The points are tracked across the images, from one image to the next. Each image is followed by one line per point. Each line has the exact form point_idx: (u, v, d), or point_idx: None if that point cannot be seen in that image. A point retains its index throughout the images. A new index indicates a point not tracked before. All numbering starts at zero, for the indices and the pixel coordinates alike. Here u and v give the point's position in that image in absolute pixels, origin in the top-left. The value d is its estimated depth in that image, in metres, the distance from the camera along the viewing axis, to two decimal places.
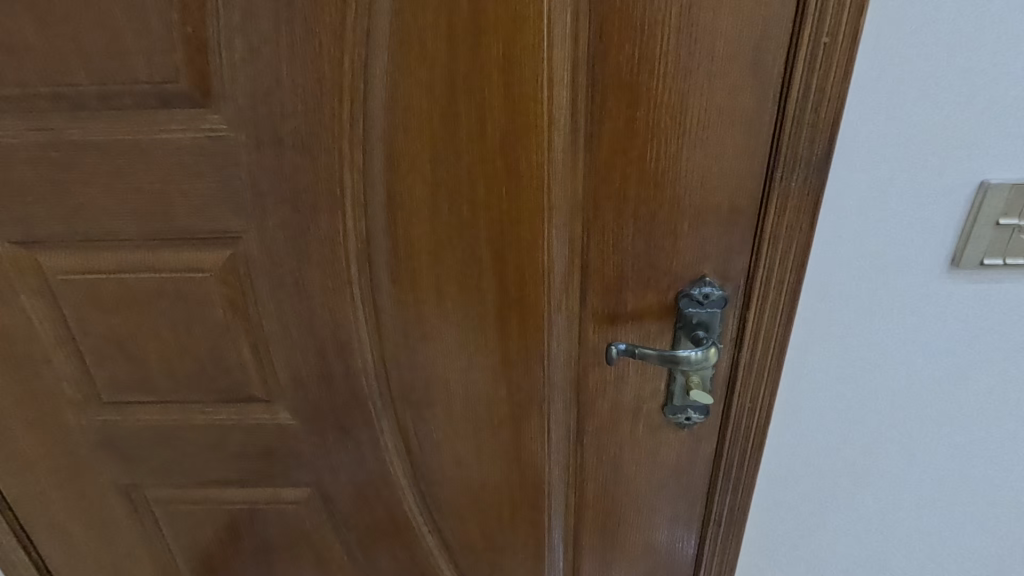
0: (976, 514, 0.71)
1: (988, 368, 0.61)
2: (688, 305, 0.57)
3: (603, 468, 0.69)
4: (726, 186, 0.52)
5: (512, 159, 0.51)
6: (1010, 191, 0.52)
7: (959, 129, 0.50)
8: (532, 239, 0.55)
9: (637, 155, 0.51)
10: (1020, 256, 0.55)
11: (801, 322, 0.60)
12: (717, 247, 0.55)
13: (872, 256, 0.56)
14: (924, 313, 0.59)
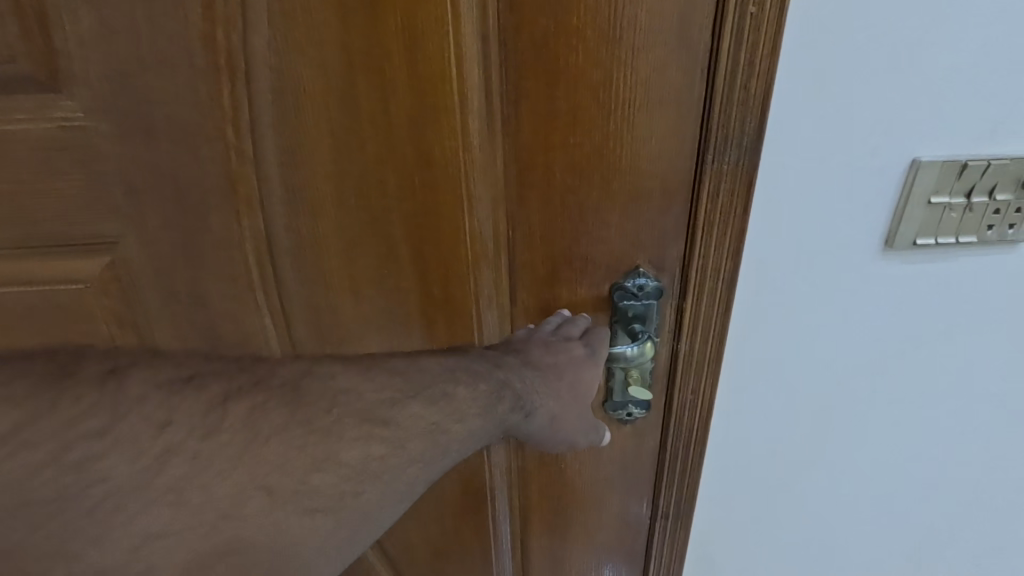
0: (914, 489, 0.72)
1: (923, 346, 0.61)
2: (623, 298, 0.53)
3: (547, 467, 0.66)
4: (657, 172, 0.48)
5: (423, 145, 0.47)
6: (941, 168, 0.51)
7: (892, 106, 0.48)
8: (452, 231, 0.50)
9: (560, 139, 0.47)
10: (952, 234, 0.54)
11: (740, 309, 0.58)
12: (652, 236, 0.51)
13: (807, 240, 0.54)
14: (860, 295, 0.58)
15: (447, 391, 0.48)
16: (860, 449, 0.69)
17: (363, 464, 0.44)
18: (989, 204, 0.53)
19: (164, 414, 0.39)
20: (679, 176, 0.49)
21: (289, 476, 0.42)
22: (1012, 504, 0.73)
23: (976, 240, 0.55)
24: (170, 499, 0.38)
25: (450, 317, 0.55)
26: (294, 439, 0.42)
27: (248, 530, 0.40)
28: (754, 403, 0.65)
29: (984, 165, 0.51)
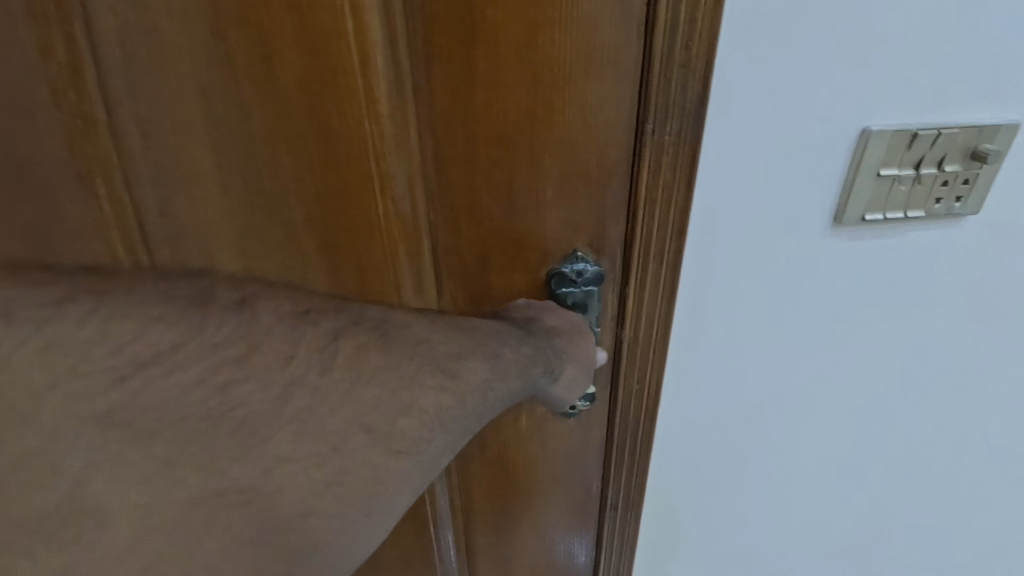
0: (859, 468, 0.72)
1: (870, 325, 0.59)
2: (561, 284, 0.49)
3: (489, 464, 0.62)
4: (593, 143, 0.43)
5: (318, 112, 0.40)
6: (891, 138, 0.48)
7: (841, 70, 0.45)
8: (361, 213, 0.44)
9: (480, 104, 0.41)
10: (901, 208, 0.52)
11: (686, 291, 0.55)
12: (590, 215, 0.46)
13: (754, 217, 0.51)
14: (809, 273, 0.55)
15: (495, 349, 0.44)
16: (807, 428, 0.68)
17: (435, 415, 0.41)
18: (938, 176, 0.50)
19: (289, 349, 0.37)
20: (617, 147, 0.43)
21: (384, 415, 0.39)
22: (953, 475, 0.74)
23: (924, 214, 0.53)
24: (292, 428, 0.37)
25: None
26: (385, 396, 0.40)
27: (347, 462, 0.39)
28: (702, 388, 0.62)
29: (934, 135, 0.48)
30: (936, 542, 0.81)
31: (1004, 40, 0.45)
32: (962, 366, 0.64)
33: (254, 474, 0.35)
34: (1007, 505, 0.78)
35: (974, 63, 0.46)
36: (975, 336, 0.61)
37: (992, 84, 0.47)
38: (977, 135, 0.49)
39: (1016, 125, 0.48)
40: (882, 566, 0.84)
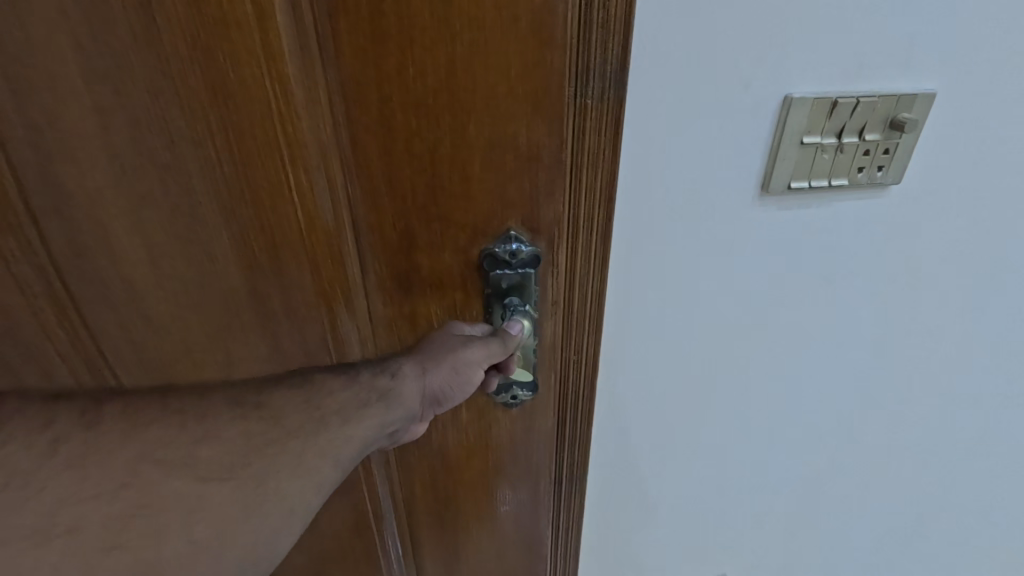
0: (791, 435, 0.75)
1: (800, 295, 0.61)
2: (494, 267, 0.46)
3: (427, 449, 0.61)
4: (522, 111, 0.39)
5: (212, 71, 0.37)
6: (812, 106, 0.48)
7: (758, 37, 0.45)
8: (270, 183, 0.41)
9: (394, 66, 0.37)
10: (825, 176, 0.53)
11: (620, 262, 0.55)
12: (523, 194, 0.43)
13: (681, 185, 0.51)
14: (741, 242, 0.56)
15: (312, 376, 0.43)
16: (741, 397, 0.70)
17: (237, 448, 0.38)
18: (860, 144, 0.51)
19: (48, 414, 0.34)
20: (548, 116, 0.40)
21: (169, 454, 0.35)
22: (879, 439, 0.78)
23: (848, 182, 0.53)
24: (71, 470, 0.33)
25: (285, 286, 0.46)
26: (177, 424, 0.36)
27: (148, 494, 0.34)
28: (640, 359, 0.63)
29: (853, 103, 0.49)
30: (866, 502, 0.86)
31: (918, 7, 0.45)
32: (887, 334, 0.66)
33: (39, 515, 0.32)
34: (930, 464, 0.82)
35: (892, 31, 0.46)
36: (898, 304, 0.63)
37: (909, 52, 0.47)
38: (896, 103, 0.49)
39: (932, 94, 0.49)
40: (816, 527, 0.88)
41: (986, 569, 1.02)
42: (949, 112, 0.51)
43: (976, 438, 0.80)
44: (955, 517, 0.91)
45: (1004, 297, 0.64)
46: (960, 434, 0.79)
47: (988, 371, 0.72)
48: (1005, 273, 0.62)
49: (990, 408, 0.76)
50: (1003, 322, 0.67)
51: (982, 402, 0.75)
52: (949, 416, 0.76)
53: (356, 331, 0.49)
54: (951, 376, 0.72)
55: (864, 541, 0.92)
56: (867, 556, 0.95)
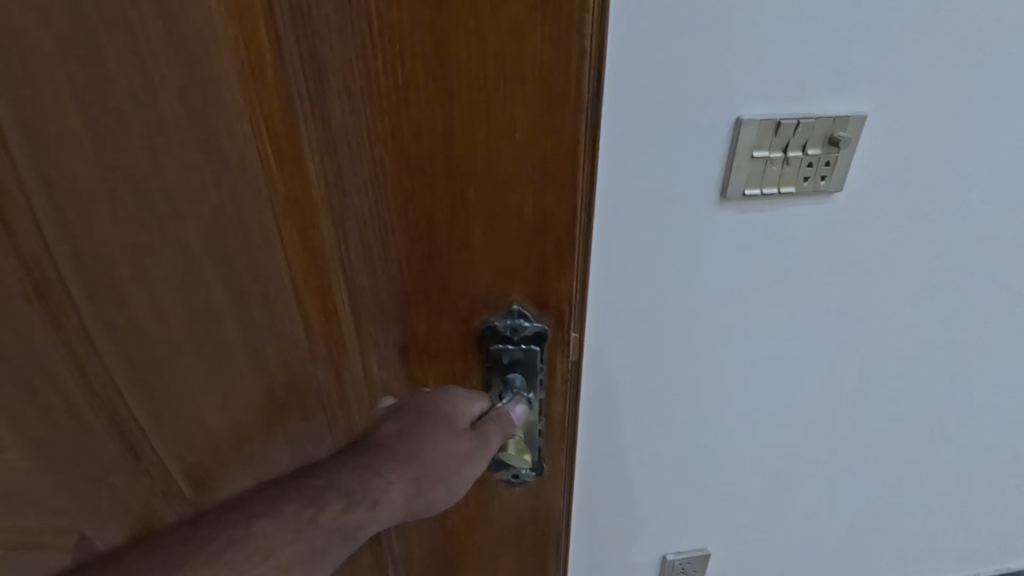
0: (766, 432, 0.81)
1: (761, 292, 0.68)
2: (495, 341, 0.47)
3: (432, 533, 0.58)
4: (523, 182, 0.40)
5: (220, 123, 0.37)
6: (759, 127, 0.56)
7: (710, 73, 0.54)
8: (267, 231, 0.42)
9: (392, 133, 0.38)
10: (775, 184, 0.60)
11: (604, 259, 0.63)
12: (528, 264, 0.44)
13: (653, 192, 0.60)
14: (705, 240, 0.63)
15: (281, 504, 0.42)
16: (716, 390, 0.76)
17: None
18: (803, 158, 0.58)
19: None
20: (550, 185, 0.41)
21: None
22: (851, 430, 0.83)
23: (795, 189, 0.61)
24: None
25: (286, 337, 0.47)
26: None
27: None
28: (623, 352, 0.70)
29: (795, 122, 0.56)
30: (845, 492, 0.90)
31: (843, 43, 0.53)
32: (847, 327, 0.72)
33: None
34: (901, 454, 0.87)
35: (823, 56, 0.54)
36: (854, 300, 0.70)
37: (839, 74, 0.55)
38: (832, 124, 0.57)
39: (863, 116, 0.57)
40: (799, 519, 0.93)
41: (957, 558, 1.06)
42: (880, 130, 0.58)
43: (943, 427, 0.85)
44: (932, 506, 0.96)
45: (950, 290, 0.71)
46: (927, 423, 0.84)
47: (945, 361, 0.78)
48: (949, 268, 0.69)
49: (948, 398, 0.82)
50: (954, 314, 0.73)
51: (944, 391, 0.81)
52: (914, 406, 0.82)
53: (361, 385, 0.50)
54: (911, 367, 0.77)
55: (846, 531, 0.97)
56: (852, 547, 0.99)
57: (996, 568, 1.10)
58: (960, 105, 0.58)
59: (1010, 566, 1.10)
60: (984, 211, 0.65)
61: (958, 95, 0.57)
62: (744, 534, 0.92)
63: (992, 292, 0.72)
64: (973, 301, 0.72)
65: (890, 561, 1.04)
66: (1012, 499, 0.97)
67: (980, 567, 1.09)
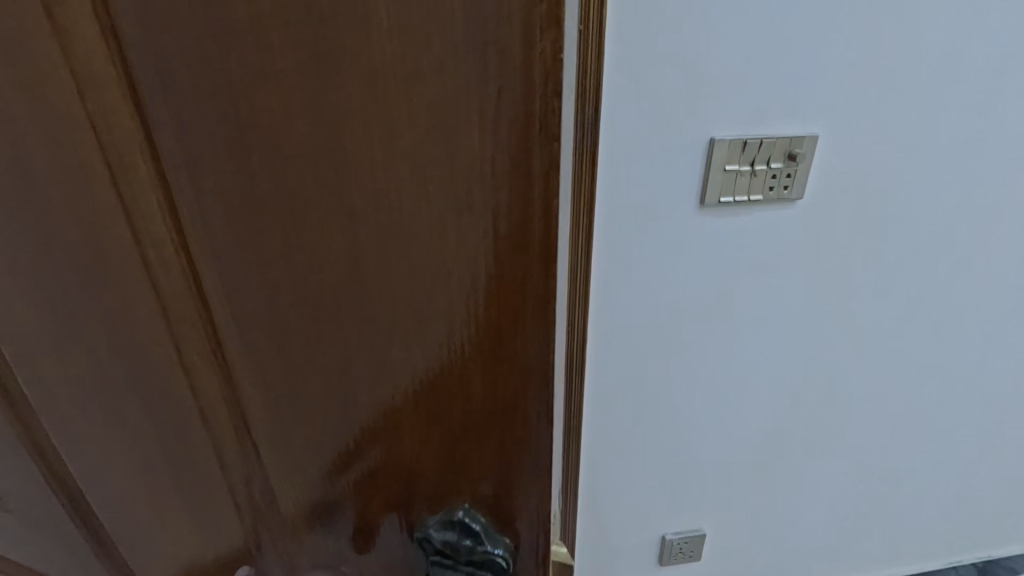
0: (753, 422, 0.88)
1: (739, 290, 0.74)
2: (431, 554, 0.33)
3: None
4: (468, 353, 0.27)
5: (78, 235, 0.27)
6: (730, 145, 0.63)
7: (687, 101, 0.61)
8: (153, 351, 0.31)
9: (278, 253, 0.25)
10: (745, 193, 0.67)
11: (601, 265, 0.70)
12: (479, 462, 0.30)
13: (640, 203, 0.66)
14: (687, 247, 0.70)
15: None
16: (704, 383, 0.82)
17: None
18: (768, 171, 0.65)
19: None
20: (500, 362, 0.27)
21: None
22: (828, 415, 0.89)
23: (762, 198, 0.68)
24: None
25: (201, 482, 0.36)
26: None
27: None
28: (620, 350, 0.76)
29: (759, 141, 0.63)
30: (826, 475, 0.96)
31: (801, 71, 0.61)
32: (817, 317, 0.79)
33: None
34: (876, 439, 0.93)
35: (779, 80, 0.61)
36: (820, 292, 0.77)
37: (796, 94, 0.62)
38: (790, 142, 0.64)
39: (815, 136, 0.64)
40: (785, 502, 0.98)
41: (930, 550, 1.12)
42: (832, 146, 0.66)
43: (912, 413, 0.91)
44: (908, 491, 1.01)
45: (906, 286, 0.78)
46: (898, 410, 0.91)
47: (909, 351, 0.84)
48: (902, 266, 0.76)
49: (915, 388, 0.89)
50: (912, 307, 0.80)
51: (911, 379, 0.88)
52: (885, 393, 0.88)
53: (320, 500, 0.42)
54: (878, 356, 0.84)
55: (830, 515, 1.02)
56: (836, 531, 1.04)
57: (975, 556, 1.15)
58: (901, 121, 0.65)
59: (988, 555, 1.15)
60: (927, 216, 0.72)
61: (898, 114, 0.65)
62: (734, 516, 0.98)
63: (944, 288, 0.79)
64: (928, 295, 0.79)
65: (873, 548, 1.09)
66: (981, 484, 1.03)
67: (952, 560, 1.15)
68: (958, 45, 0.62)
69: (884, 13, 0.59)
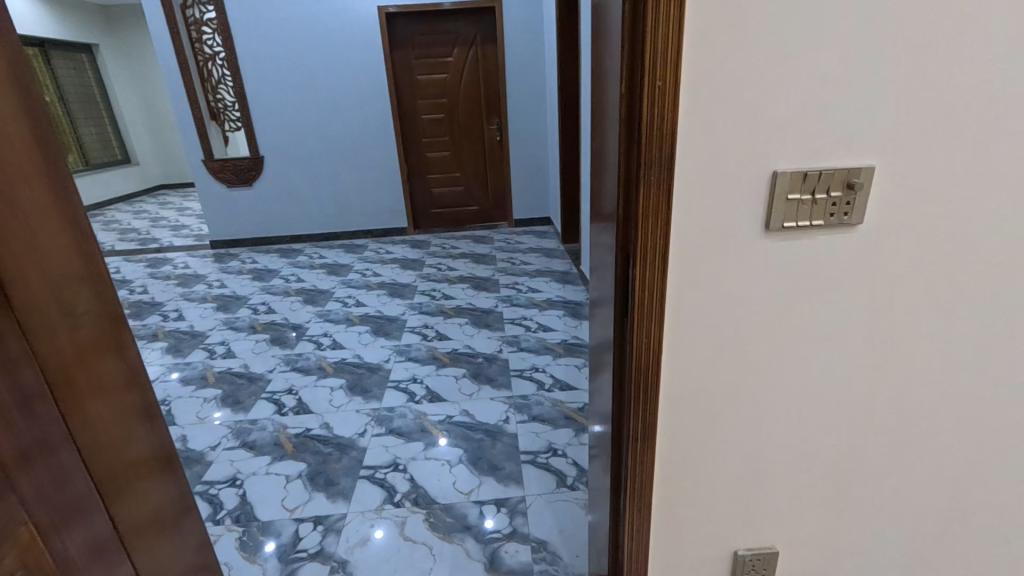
0: (824, 440, 0.90)
1: (804, 308, 0.79)
2: None
3: None
4: None
5: None
6: (793, 175, 0.70)
7: (752, 141, 0.68)
8: None
9: None
10: (808, 219, 0.73)
11: (676, 287, 0.75)
12: None
13: (710, 229, 0.72)
14: (754, 268, 0.75)
15: None
16: (775, 399, 0.85)
17: None
18: (829, 199, 0.72)
19: None
20: None
21: None
22: (905, 434, 0.90)
23: (824, 223, 0.74)
24: None
25: None
26: None
27: None
28: (692, 368, 0.81)
29: (818, 172, 0.70)
30: (905, 497, 0.96)
31: (853, 110, 0.68)
32: (888, 334, 0.82)
33: None
34: (959, 461, 0.93)
35: (831, 123, 0.68)
36: (885, 312, 0.80)
37: (856, 127, 0.69)
38: (848, 172, 0.71)
39: (873, 166, 0.71)
40: (864, 522, 0.98)
41: None
42: (889, 175, 0.72)
43: (997, 437, 0.91)
44: (995, 519, 0.99)
45: (978, 305, 0.80)
46: (980, 432, 0.90)
47: (988, 371, 0.85)
48: (970, 286, 0.79)
49: (993, 409, 0.89)
50: (987, 327, 0.82)
51: (992, 402, 0.88)
52: (965, 414, 0.89)
53: None
54: (955, 375, 0.85)
55: (914, 540, 1.00)
56: (920, 558, 1.02)
57: None
58: (957, 147, 0.71)
59: None
60: (985, 238, 0.76)
61: (947, 145, 0.71)
62: (812, 535, 0.98)
63: (1017, 310, 0.81)
64: (998, 317, 0.81)
65: None
66: None
67: None
68: (1010, 80, 0.68)
69: (925, 59, 0.66)
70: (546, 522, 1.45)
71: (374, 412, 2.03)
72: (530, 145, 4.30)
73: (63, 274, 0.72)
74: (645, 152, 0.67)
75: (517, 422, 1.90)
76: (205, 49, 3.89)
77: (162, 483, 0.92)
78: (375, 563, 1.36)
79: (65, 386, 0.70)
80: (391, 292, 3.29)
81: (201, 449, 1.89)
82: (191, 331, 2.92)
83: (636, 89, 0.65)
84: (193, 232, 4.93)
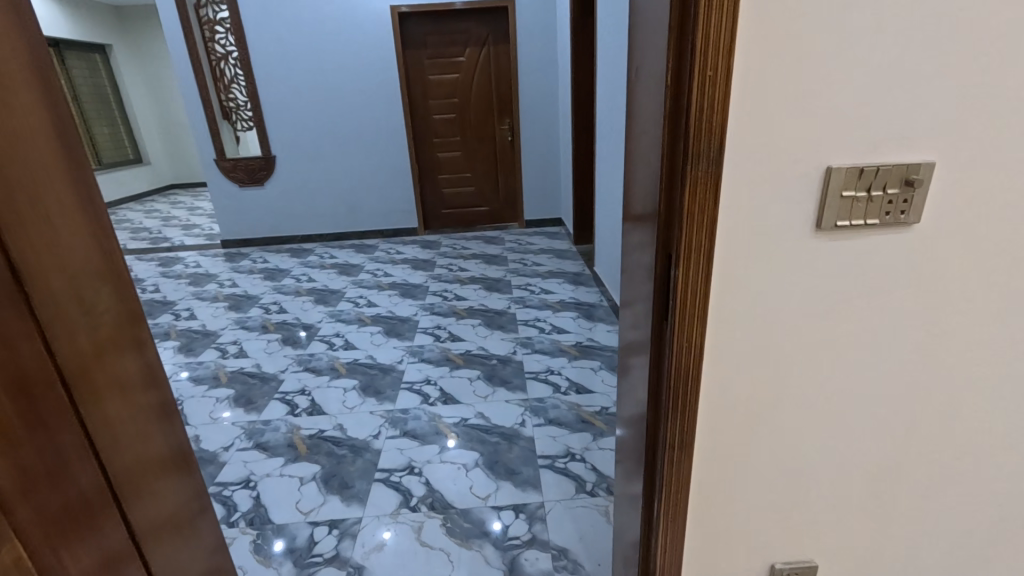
0: (868, 449, 0.86)
1: (853, 311, 0.75)
2: None
3: None
4: None
5: None
6: (848, 170, 0.66)
7: (804, 135, 0.65)
8: None
9: None
10: (861, 217, 0.69)
11: (720, 288, 0.72)
12: None
13: (758, 228, 0.69)
14: (802, 268, 0.72)
15: None
16: (818, 406, 0.82)
17: None
18: (884, 196, 0.68)
19: None
20: None
21: None
22: (954, 444, 0.86)
23: (878, 222, 0.70)
24: None
25: None
26: None
27: None
28: (733, 373, 0.78)
29: (875, 168, 0.67)
30: (951, 508, 0.92)
31: (913, 104, 0.64)
32: (941, 339, 0.78)
33: None
34: (1010, 472, 0.89)
35: (889, 117, 0.65)
36: (938, 316, 0.76)
37: (915, 122, 0.65)
38: (906, 169, 0.67)
39: (931, 162, 0.67)
40: (906, 535, 0.94)
41: None
42: (947, 172, 0.68)
43: None
44: None
45: None
46: None
47: None
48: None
49: None
50: None
51: None
52: (1017, 424, 0.85)
53: None
54: (1009, 382, 0.82)
55: (958, 553, 0.96)
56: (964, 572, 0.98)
57: None
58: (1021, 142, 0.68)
59: None
60: None
61: (1010, 140, 0.67)
62: (852, 548, 0.94)
63: None
64: None
65: None
66: None
67: None
68: None
69: (992, 49, 0.63)
70: (567, 528, 1.42)
71: (389, 413, 2.00)
72: (542, 145, 4.27)
73: (84, 273, 0.70)
74: (693, 146, 0.63)
75: (534, 426, 1.87)
76: (217, 49, 3.90)
77: (179, 485, 0.89)
78: (392, 568, 1.34)
79: (83, 386, 0.68)
80: (402, 292, 3.27)
81: (215, 449, 1.87)
82: (203, 330, 2.91)
83: (684, 80, 0.62)
84: (204, 232, 4.94)
